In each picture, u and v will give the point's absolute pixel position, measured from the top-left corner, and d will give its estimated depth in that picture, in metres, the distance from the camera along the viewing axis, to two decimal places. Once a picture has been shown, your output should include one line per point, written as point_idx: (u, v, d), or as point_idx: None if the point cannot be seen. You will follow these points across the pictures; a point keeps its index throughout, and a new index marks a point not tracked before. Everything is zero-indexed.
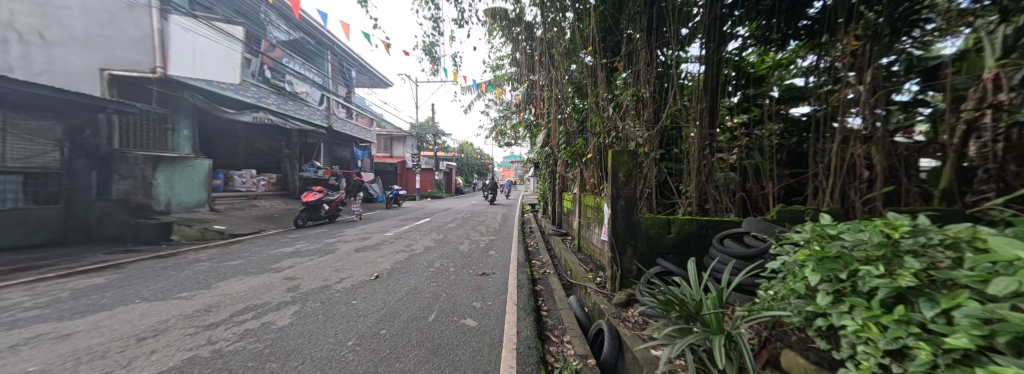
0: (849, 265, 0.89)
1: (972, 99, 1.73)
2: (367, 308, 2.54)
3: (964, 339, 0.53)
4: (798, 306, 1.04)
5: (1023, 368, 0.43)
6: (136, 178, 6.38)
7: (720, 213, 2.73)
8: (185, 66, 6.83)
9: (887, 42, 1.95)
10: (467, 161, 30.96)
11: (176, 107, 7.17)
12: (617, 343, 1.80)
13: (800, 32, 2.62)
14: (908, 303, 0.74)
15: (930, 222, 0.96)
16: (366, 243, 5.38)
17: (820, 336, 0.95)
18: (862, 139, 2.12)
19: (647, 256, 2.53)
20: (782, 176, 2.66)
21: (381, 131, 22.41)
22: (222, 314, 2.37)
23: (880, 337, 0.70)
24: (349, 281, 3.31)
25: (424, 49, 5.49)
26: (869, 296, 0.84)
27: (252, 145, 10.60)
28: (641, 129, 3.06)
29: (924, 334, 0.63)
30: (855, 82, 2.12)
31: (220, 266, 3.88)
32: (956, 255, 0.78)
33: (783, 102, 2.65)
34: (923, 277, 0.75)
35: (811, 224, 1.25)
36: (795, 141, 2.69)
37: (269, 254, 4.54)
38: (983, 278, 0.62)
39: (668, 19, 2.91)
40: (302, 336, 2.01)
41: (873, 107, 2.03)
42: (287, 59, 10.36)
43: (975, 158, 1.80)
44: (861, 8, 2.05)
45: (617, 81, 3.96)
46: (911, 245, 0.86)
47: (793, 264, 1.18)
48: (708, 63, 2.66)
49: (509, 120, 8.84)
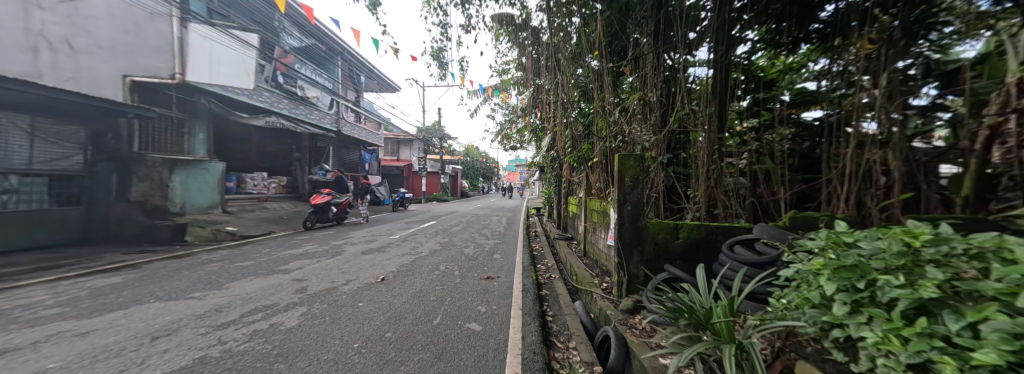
0: (866, 274, 0.86)
1: (994, 104, 1.67)
2: (373, 310, 2.56)
3: (992, 355, 0.51)
4: (813, 316, 1.02)
5: None
6: (154, 181, 6.44)
7: (730, 219, 2.67)
8: (203, 73, 7.06)
9: (902, 46, 1.93)
10: (472, 165, 31.35)
11: (193, 112, 7.44)
12: (624, 351, 1.76)
13: (811, 36, 2.61)
14: (930, 315, 0.71)
15: (953, 231, 0.92)
16: (373, 246, 5.42)
17: (837, 348, 0.92)
18: (878, 144, 2.05)
19: (654, 261, 2.47)
20: (795, 182, 2.59)
21: (389, 134, 22.83)
22: (232, 315, 2.41)
23: (901, 350, 0.68)
24: (355, 283, 3.33)
25: (431, 55, 5.65)
26: (887, 306, 0.81)
27: (263, 147, 11.06)
28: (648, 134, 3.02)
29: (948, 347, 0.62)
30: (869, 85, 2.07)
31: (232, 267, 3.96)
32: (983, 266, 0.74)
33: (795, 106, 2.62)
34: (946, 288, 0.72)
35: (825, 231, 1.22)
36: (807, 146, 2.66)
37: (278, 256, 4.64)
38: (1011, 291, 0.60)
39: (676, 23, 2.88)
40: (307, 337, 2.03)
41: (888, 111, 1.99)
42: (298, 64, 10.67)
43: (1000, 164, 1.74)
44: (877, 12, 2.04)
45: (623, 84, 3.93)
46: (932, 255, 0.82)
47: (807, 272, 1.16)
48: (716, 67, 2.64)
49: (515, 123, 8.90)
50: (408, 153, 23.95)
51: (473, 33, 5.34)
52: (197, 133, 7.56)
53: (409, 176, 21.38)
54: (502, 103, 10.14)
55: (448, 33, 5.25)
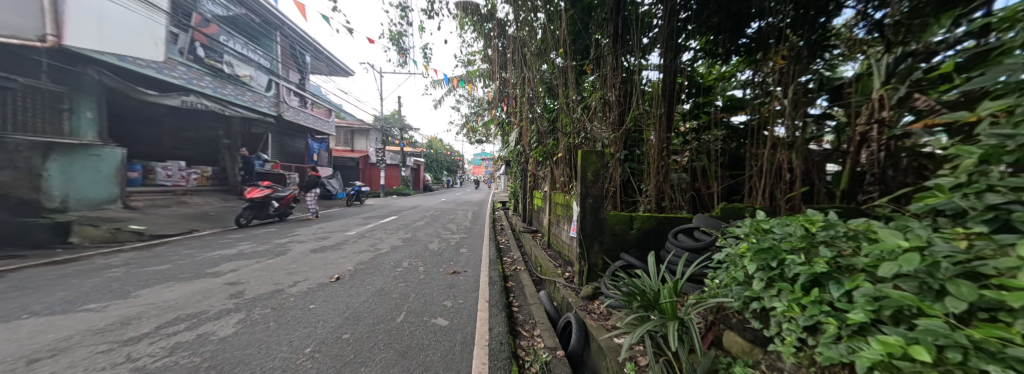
0: (778, 255, 1.05)
1: (864, 115, 2.13)
2: (328, 312, 2.35)
3: (860, 314, 0.69)
4: (738, 292, 1.20)
5: (918, 353, 0.56)
6: (19, 168, 5.04)
7: (674, 210, 2.97)
8: (90, 37, 5.46)
9: (804, 63, 2.29)
10: (436, 158, 30.35)
11: (77, 86, 5.96)
12: (583, 335, 1.89)
13: (740, 49, 2.96)
14: (820, 285, 0.90)
15: (837, 217, 1.13)
16: (324, 243, 4.95)
17: (755, 317, 1.11)
18: (786, 146, 2.44)
19: (612, 250, 2.67)
20: (725, 177, 2.99)
21: (341, 123, 20.91)
22: (146, 327, 2.02)
23: (800, 315, 0.87)
24: (305, 284, 3.03)
25: (390, 38, 5.22)
26: (792, 280, 1.00)
27: (181, 131, 9.36)
28: (608, 131, 3.21)
29: (831, 310, 0.80)
30: (781, 95, 2.42)
31: (141, 272, 3.30)
32: (856, 244, 0.94)
33: (726, 111, 3.00)
34: (833, 263, 0.90)
35: (748, 219, 1.42)
36: (735, 145, 3.08)
37: (205, 257, 3.97)
38: (874, 264, 0.78)
39: (633, 27, 3.09)
40: (248, 346, 1.80)
41: (794, 118, 2.36)
42: (225, 37, 8.91)
43: (865, 164, 2.20)
44: (788, 32, 2.35)
45: (585, 83, 4.10)
46: (824, 236, 1.03)
47: (734, 255, 1.35)
48: (666, 71, 2.86)
49: (481, 117, 8.75)
50: (364, 144, 22.18)
51: (436, 19, 5.03)
52: (85, 112, 6.09)
53: (365, 168, 19.82)
54: (467, 95, 9.85)
55: (409, 17, 4.89)
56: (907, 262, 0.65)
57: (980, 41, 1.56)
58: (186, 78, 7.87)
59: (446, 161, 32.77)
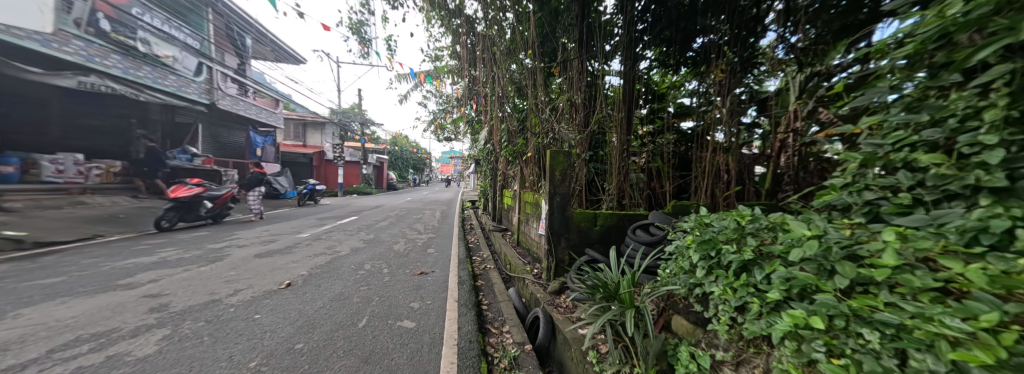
0: (715, 245, 1.20)
1: (784, 124, 2.51)
2: (277, 322, 2.13)
3: (775, 293, 0.83)
4: (684, 280, 1.34)
5: (814, 320, 0.69)
6: None
7: (633, 207, 3.21)
8: None
9: (737, 77, 2.62)
10: (401, 155, 28.87)
11: None
12: (550, 328, 1.96)
13: (688, 60, 3.28)
14: (747, 270, 1.05)
15: (760, 212, 1.32)
16: (272, 247, 4.44)
17: (698, 302, 1.25)
18: (724, 149, 2.78)
19: (578, 246, 2.80)
20: (676, 177, 3.31)
21: (291, 114, 18.87)
22: (32, 352, 1.65)
23: (732, 297, 1.01)
24: (249, 292, 2.70)
25: (349, 26, 4.83)
26: (726, 267, 1.14)
27: (75, 117, 7.31)
28: (574, 132, 3.35)
29: (755, 291, 0.94)
30: (720, 104, 2.73)
31: (20, 287, 2.66)
32: (775, 234, 1.11)
33: (676, 116, 3.32)
34: (757, 251, 1.06)
35: (694, 214, 1.58)
36: (684, 148, 3.42)
37: (114, 267, 3.32)
38: (786, 250, 0.94)
39: (596, 34, 3.28)
40: (177, 364, 1.56)
41: (730, 126, 2.69)
42: (139, 9, 7.37)
43: (783, 166, 2.61)
44: (724, 49, 2.65)
45: (553, 85, 4.22)
46: (752, 228, 1.19)
47: (682, 247, 1.50)
48: (626, 77, 3.07)
49: (449, 114, 8.52)
50: (319, 138, 20.27)
51: (400, 10, 4.75)
52: None
53: (320, 165, 18.14)
54: (435, 91, 9.52)
55: (371, 5, 4.56)
56: (810, 247, 0.80)
57: (863, 67, 1.94)
58: (86, 55, 6.50)
59: (412, 158, 31.35)
